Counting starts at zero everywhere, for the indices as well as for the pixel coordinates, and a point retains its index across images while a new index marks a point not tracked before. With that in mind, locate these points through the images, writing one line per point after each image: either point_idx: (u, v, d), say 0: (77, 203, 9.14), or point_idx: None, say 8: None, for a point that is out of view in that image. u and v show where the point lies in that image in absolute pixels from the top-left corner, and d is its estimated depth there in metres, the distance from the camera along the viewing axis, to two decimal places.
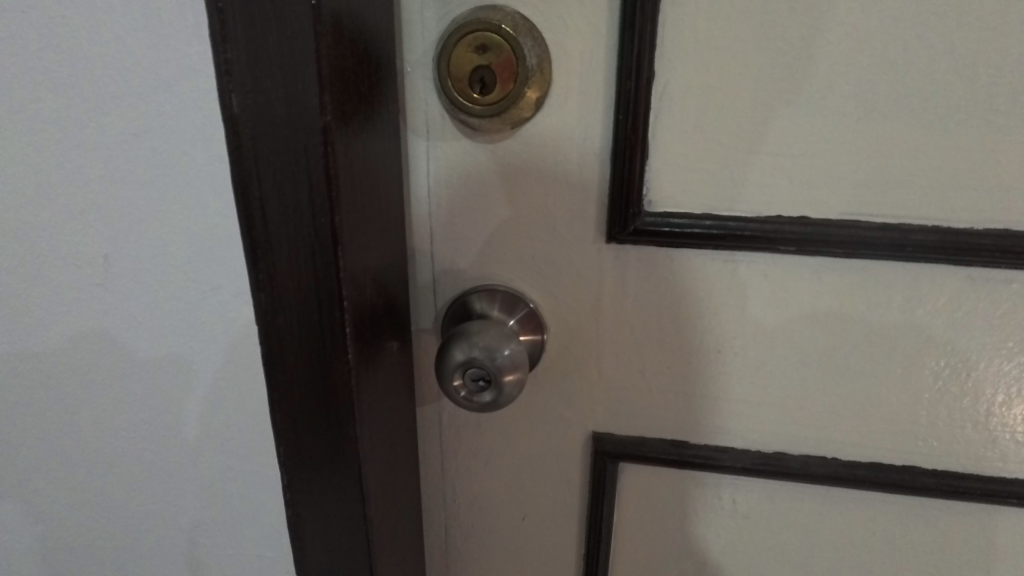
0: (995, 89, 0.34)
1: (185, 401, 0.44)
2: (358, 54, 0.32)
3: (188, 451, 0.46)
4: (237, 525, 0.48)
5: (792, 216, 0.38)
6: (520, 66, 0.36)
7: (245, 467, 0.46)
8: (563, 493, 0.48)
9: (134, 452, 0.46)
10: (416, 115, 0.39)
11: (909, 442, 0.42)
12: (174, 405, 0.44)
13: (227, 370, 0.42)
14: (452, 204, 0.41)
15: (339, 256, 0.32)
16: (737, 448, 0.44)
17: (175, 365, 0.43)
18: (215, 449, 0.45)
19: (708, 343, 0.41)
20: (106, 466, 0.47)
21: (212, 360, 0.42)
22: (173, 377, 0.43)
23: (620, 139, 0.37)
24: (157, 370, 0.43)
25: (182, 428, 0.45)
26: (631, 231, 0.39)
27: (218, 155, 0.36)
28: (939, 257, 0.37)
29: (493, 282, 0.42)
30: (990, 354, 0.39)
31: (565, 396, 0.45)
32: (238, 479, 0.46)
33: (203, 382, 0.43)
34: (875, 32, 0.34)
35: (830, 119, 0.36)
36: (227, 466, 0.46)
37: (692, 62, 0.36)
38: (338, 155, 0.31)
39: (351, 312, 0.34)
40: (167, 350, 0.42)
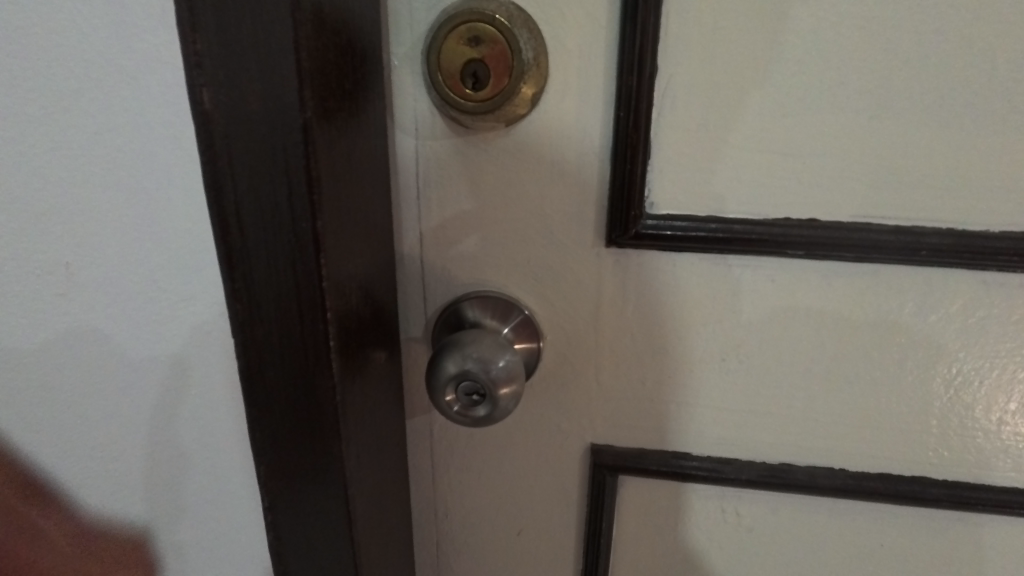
0: (1014, 86, 0.32)
1: (156, 417, 0.41)
2: (342, 46, 0.29)
3: (161, 469, 0.43)
4: (219, 544, 0.45)
5: (801, 219, 0.36)
6: (515, 59, 0.33)
7: (224, 485, 0.43)
8: (559, 507, 0.46)
9: (103, 471, 0.44)
10: (404, 111, 0.36)
11: (919, 452, 0.40)
12: (145, 421, 0.42)
13: (204, 384, 0.40)
14: (442, 206, 0.38)
15: (322, 264, 0.30)
16: (741, 460, 0.42)
17: (144, 379, 0.40)
18: (190, 466, 0.43)
19: (712, 351, 0.40)
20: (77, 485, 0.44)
21: (187, 374, 0.40)
22: (146, 391, 0.41)
23: (621, 138, 0.35)
24: (125, 385, 0.41)
25: (154, 445, 0.42)
26: (632, 235, 0.37)
27: (189, 155, 0.34)
28: (953, 261, 0.35)
29: (486, 289, 0.40)
30: (1003, 360, 0.38)
31: (561, 407, 0.43)
32: (217, 497, 0.44)
33: (175, 397, 0.40)
34: (890, 25, 0.32)
35: (842, 117, 0.34)
36: (205, 484, 0.43)
37: (697, 54, 0.34)
38: (319, 154, 0.28)
39: (335, 324, 0.32)
40: (136, 364, 0.40)
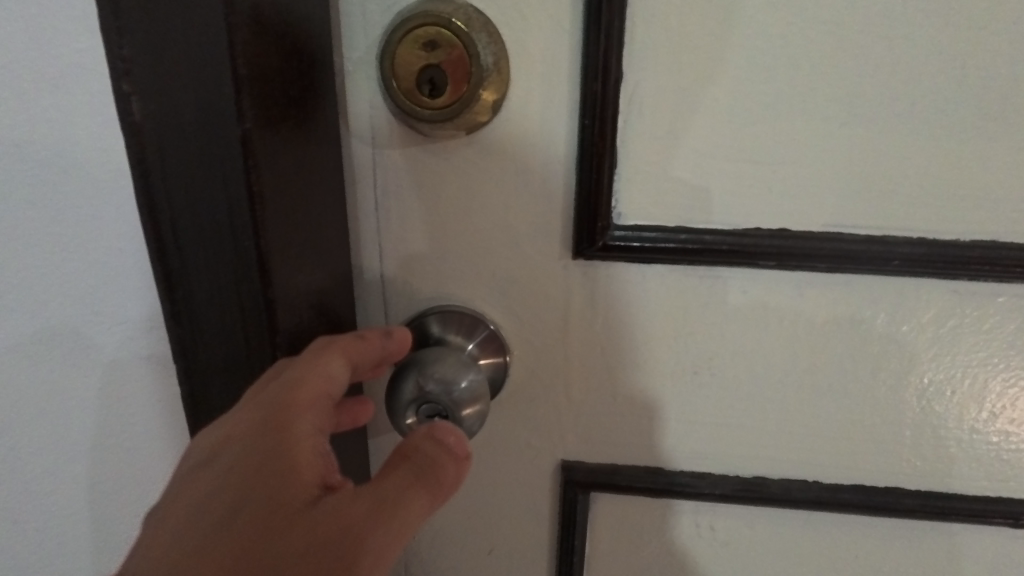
0: (984, 92, 0.32)
1: (84, 435, 0.40)
2: (285, 52, 0.27)
3: (82, 474, 0.42)
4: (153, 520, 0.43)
5: (773, 229, 0.35)
6: (473, 65, 0.31)
7: (142, 482, 0.42)
8: (531, 524, 0.44)
9: (30, 477, 0.42)
10: (359, 119, 0.35)
11: (893, 463, 0.40)
12: (67, 435, 0.41)
13: (141, 405, 0.39)
14: (403, 218, 0.37)
15: (267, 285, 0.28)
16: (716, 474, 0.41)
17: (73, 399, 0.39)
18: (113, 465, 0.41)
19: (684, 364, 0.39)
20: (21, 491, 0.43)
21: (118, 395, 0.39)
22: (78, 409, 0.40)
23: (586, 147, 0.34)
24: (51, 404, 0.40)
25: (76, 457, 0.41)
26: (600, 247, 0.36)
27: (118, 169, 0.33)
28: (925, 271, 0.35)
29: (450, 303, 0.39)
30: (974, 369, 0.37)
31: (531, 425, 0.41)
32: (136, 485, 0.42)
33: (104, 412, 0.40)
34: (859, 29, 0.31)
35: (811, 123, 0.33)
36: (122, 480, 0.42)
37: (664, 60, 0.32)
38: (262, 168, 0.26)
39: (282, 347, 0.30)
40: (64, 386, 0.39)
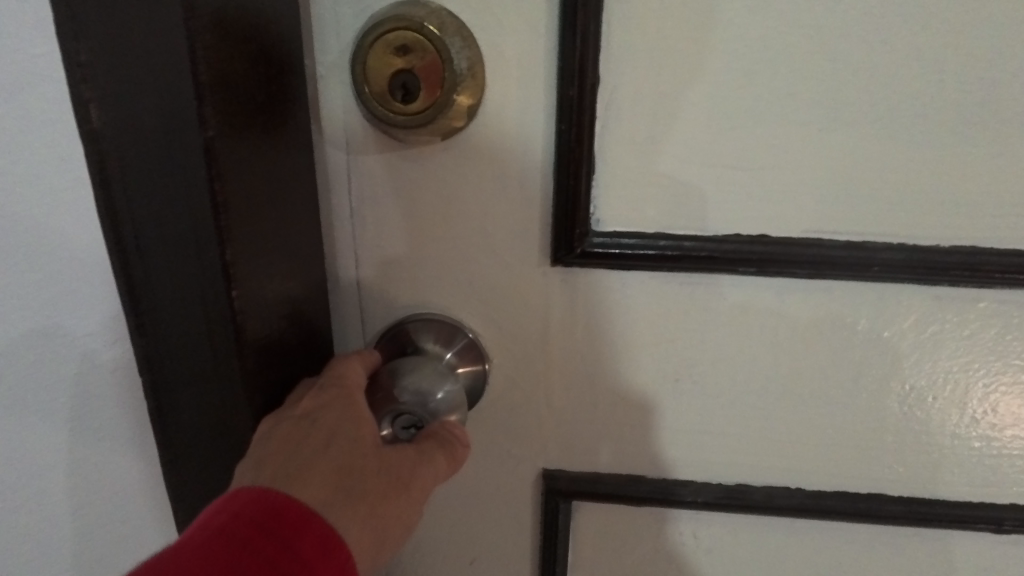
0: (962, 97, 0.32)
1: (48, 443, 0.39)
2: (252, 57, 0.26)
3: (46, 482, 0.41)
4: (119, 525, 0.42)
5: (753, 235, 0.34)
6: (446, 70, 0.31)
7: (108, 489, 0.41)
8: (512, 533, 0.44)
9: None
10: (332, 124, 0.34)
11: (875, 469, 0.39)
12: (30, 443, 0.39)
13: (108, 414, 0.38)
14: (378, 224, 0.36)
15: (234, 297, 0.27)
16: (698, 481, 0.41)
17: (36, 407, 0.38)
18: (78, 472, 0.40)
19: (665, 372, 0.38)
20: None
21: (83, 404, 0.38)
22: (40, 417, 0.38)
23: (564, 152, 0.33)
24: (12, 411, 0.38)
25: (40, 465, 0.40)
26: (578, 254, 0.35)
27: (78, 177, 0.32)
28: (905, 276, 0.35)
29: (428, 311, 0.38)
30: (956, 375, 0.37)
31: (511, 433, 0.41)
32: (102, 492, 0.41)
33: (70, 422, 0.39)
34: (836, 34, 0.31)
35: (789, 128, 0.33)
36: (89, 489, 0.41)
37: (641, 64, 0.32)
38: (227, 176, 0.26)
39: (252, 360, 0.29)
40: (26, 394, 0.38)
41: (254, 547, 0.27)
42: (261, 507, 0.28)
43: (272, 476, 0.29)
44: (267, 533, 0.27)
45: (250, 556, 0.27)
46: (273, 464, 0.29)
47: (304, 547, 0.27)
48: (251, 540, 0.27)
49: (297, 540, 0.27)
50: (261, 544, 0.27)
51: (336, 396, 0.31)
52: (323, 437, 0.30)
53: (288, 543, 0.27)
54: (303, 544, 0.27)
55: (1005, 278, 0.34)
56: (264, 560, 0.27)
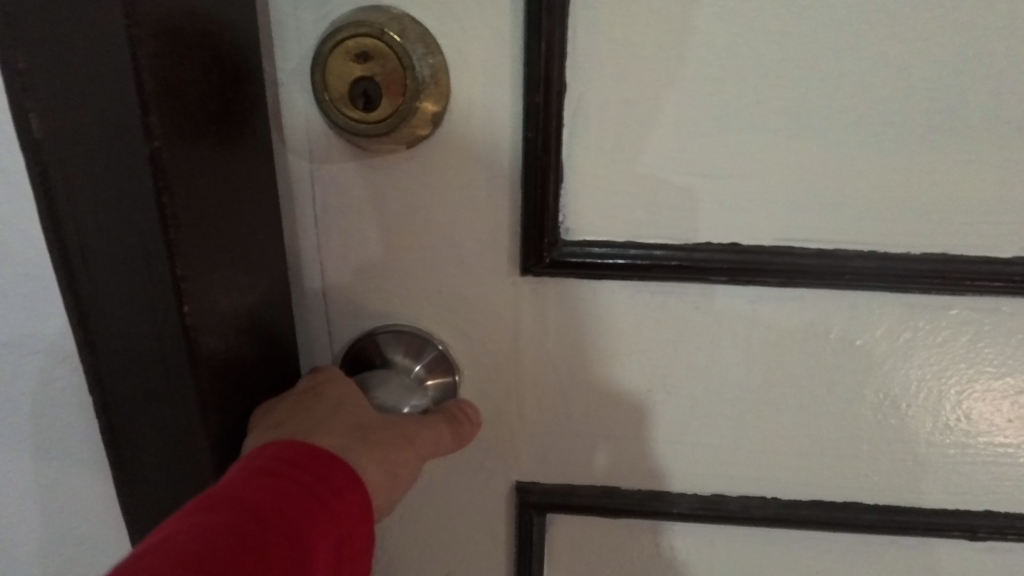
0: (930, 104, 0.31)
1: (5, 456, 0.38)
2: (203, 65, 0.26)
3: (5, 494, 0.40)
4: (78, 542, 0.41)
5: (723, 243, 0.34)
6: (409, 77, 0.30)
7: (66, 504, 0.40)
8: (486, 547, 0.43)
9: None
10: (295, 133, 0.33)
11: (850, 478, 0.39)
12: None
13: (63, 428, 0.37)
14: (344, 234, 0.35)
15: (185, 312, 0.26)
16: (674, 492, 0.40)
17: None
18: (36, 486, 0.39)
19: (638, 382, 0.38)
20: None
21: (39, 418, 0.37)
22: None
23: (531, 161, 0.33)
24: None
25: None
26: (548, 264, 0.35)
27: (22, 189, 0.31)
28: (877, 285, 0.34)
29: (396, 323, 0.37)
30: (930, 383, 0.37)
31: (483, 446, 0.40)
32: (60, 507, 0.40)
33: (26, 435, 0.37)
34: (803, 41, 0.31)
35: (758, 135, 0.32)
36: (47, 504, 0.40)
37: (608, 71, 0.31)
38: (177, 188, 0.25)
39: (207, 377, 0.28)
40: None
41: (293, 478, 0.28)
42: (294, 451, 0.29)
43: (291, 431, 0.30)
44: (304, 465, 0.28)
45: (291, 484, 0.27)
46: (293, 421, 0.30)
47: (337, 479, 0.28)
48: (289, 471, 0.28)
49: (330, 472, 0.28)
50: (299, 475, 0.28)
51: (333, 377, 0.33)
52: (334, 401, 0.32)
53: (323, 474, 0.28)
54: (335, 476, 0.29)
55: (974, 285, 0.34)
56: (303, 489, 0.27)
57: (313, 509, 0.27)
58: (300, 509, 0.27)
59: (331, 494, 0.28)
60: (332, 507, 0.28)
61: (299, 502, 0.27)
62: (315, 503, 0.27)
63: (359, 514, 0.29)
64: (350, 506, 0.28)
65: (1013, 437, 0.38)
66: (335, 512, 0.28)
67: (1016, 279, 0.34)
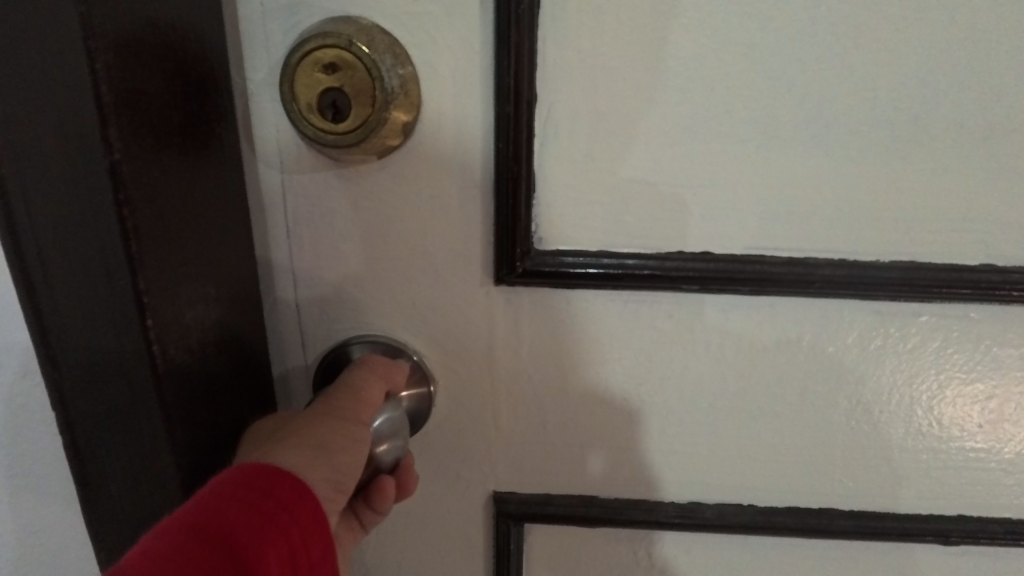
0: (896, 114, 0.32)
1: None
2: (166, 77, 0.25)
3: None
4: (45, 558, 0.40)
5: (694, 251, 0.34)
6: (377, 87, 0.30)
7: (32, 519, 0.39)
8: (464, 558, 0.43)
9: None
10: (265, 143, 0.33)
11: (825, 484, 0.39)
12: None
13: (30, 443, 0.36)
14: (315, 245, 0.35)
15: (148, 326, 0.26)
16: (651, 501, 0.40)
17: None
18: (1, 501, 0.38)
19: (613, 391, 0.38)
20: None
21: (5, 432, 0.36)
22: None
23: (502, 171, 0.33)
24: None
25: None
26: (520, 273, 0.34)
27: None
28: (847, 292, 0.35)
29: (370, 333, 0.37)
30: (902, 389, 0.37)
31: (460, 455, 0.40)
32: (26, 523, 0.39)
33: None
34: (770, 52, 0.31)
35: (727, 145, 0.32)
36: (14, 520, 0.39)
37: (579, 81, 0.32)
38: (137, 201, 0.24)
39: (171, 392, 0.28)
40: None
41: (239, 499, 0.27)
42: (238, 472, 0.29)
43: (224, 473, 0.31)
44: (248, 484, 0.28)
45: (237, 505, 0.27)
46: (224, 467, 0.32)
47: (283, 493, 0.29)
48: (235, 492, 0.28)
49: (275, 487, 0.29)
50: (244, 494, 0.28)
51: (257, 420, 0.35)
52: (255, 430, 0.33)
53: (269, 492, 0.28)
54: (281, 491, 0.29)
55: (943, 292, 0.34)
56: (250, 508, 0.27)
57: (260, 527, 0.27)
58: (246, 529, 0.27)
59: (278, 509, 0.28)
60: (279, 522, 0.28)
61: (244, 522, 0.27)
62: (261, 521, 0.27)
63: (309, 523, 0.29)
64: (299, 516, 0.29)
65: (983, 441, 0.38)
66: (285, 525, 0.28)
67: (983, 286, 0.34)
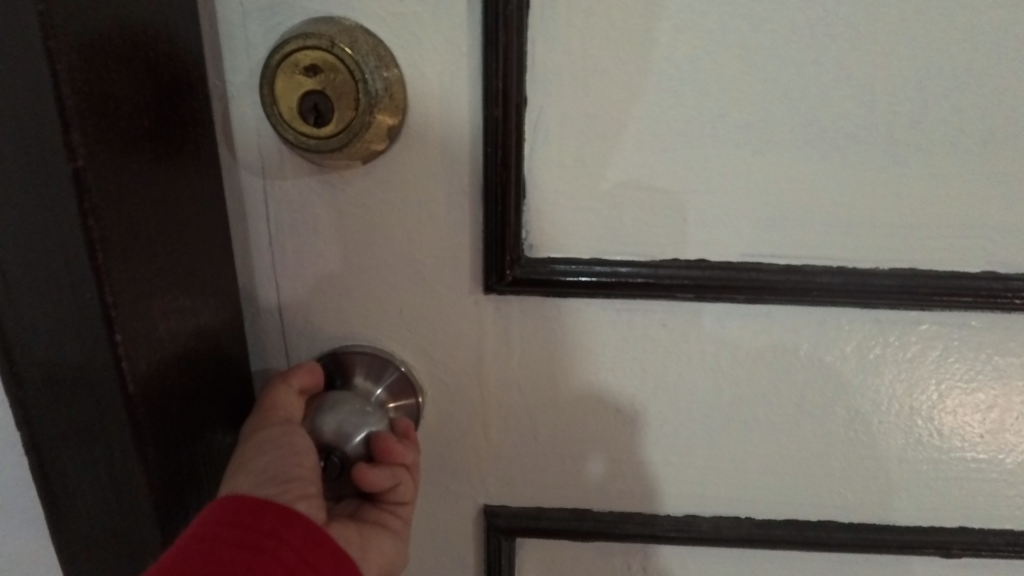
0: (896, 118, 0.31)
1: None
2: (136, 78, 0.24)
3: None
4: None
5: (689, 259, 0.33)
6: (361, 90, 0.28)
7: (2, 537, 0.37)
8: (455, 573, 0.42)
9: None
10: (246, 149, 0.32)
11: (823, 496, 0.38)
12: None
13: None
14: (298, 252, 0.34)
15: (117, 343, 0.25)
16: (645, 514, 0.39)
17: None
18: None
19: (606, 402, 0.36)
20: None
21: None
22: None
23: (491, 177, 0.32)
24: None
25: None
26: (510, 281, 0.33)
27: None
28: (845, 300, 0.34)
29: (355, 343, 0.36)
30: (901, 399, 0.36)
31: (449, 468, 0.38)
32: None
33: None
34: (767, 54, 0.30)
35: (722, 149, 0.32)
36: None
37: (570, 85, 0.31)
38: (102, 208, 0.23)
39: (142, 410, 0.27)
40: None
41: (221, 538, 0.28)
42: (216, 511, 0.29)
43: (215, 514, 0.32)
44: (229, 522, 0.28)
45: (221, 544, 0.28)
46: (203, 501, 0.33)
47: (267, 521, 0.29)
48: (218, 531, 0.28)
49: (257, 517, 0.29)
50: (226, 532, 0.28)
51: None
52: None
53: (251, 524, 0.29)
54: (265, 520, 0.29)
55: (943, 300, 0.34)
56: (236, 545, 0.28)
57: (249, 560, 0.28)
58: (237, 564, 0.28)
59: (265, 539, 0.29)
60: (270, 550, 0.28)
61: (232, 560, 0.28)
62: (249, 553, 0.28)
63: (303, 541, 0.29)
64: (290, 538, 0.29)
65: (984, 452, 0.37)
66: (276, 550, 0.28)
67: (984, 294, 0.33)
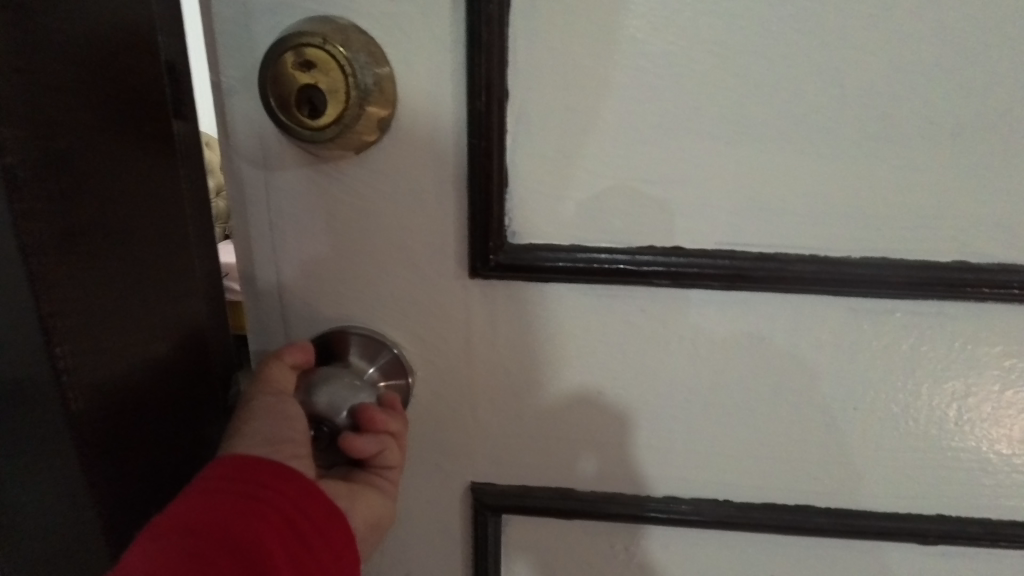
0: (865, 111, 0.32)
1: None
2: (69, 82, 0.28)
3: None
4: None
5: (666, 247, 0.35)
6: (353, 85, 0.30)
7: None
8: (445, 546, 0.43)
9: None
10: (248, 139, 0.34)
11: (801, 480, 0.39)
12: None
13: None
14: (297, 237, 0.36)
15: (44, 316, 0.28)
16: (627, 495, 0.41)
17: None
18: None
19: (587, 384, 0.38)
20: None
21: None
22: None
23: (475, 167, 0.33)
24: None
25: None
26: (494, 266, 0.35)
27: None
28: (818, 288, 0.35)
29: (350, 324, 0.38)
30: (878, 387, 0.37)
31: (439, 445, 0.40)
32: None
33: None
34: (737, 50, 0.31)
35: (696, 141, 0.33)
36: None
37: (549, 80, 0.32)
38: (26, 194, 0.27)
39: (72, 379, 0.30)
40: None
41: (222, 490, 0.30)
42: (217, 468, 0.32)
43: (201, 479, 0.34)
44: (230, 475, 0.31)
45: (222, 494, 0.30)
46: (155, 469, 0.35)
47: (265, 475, 0.32)
48: (219, 484, 0.31)
49: (256, 472, 0.32)
50: (226, 485, 0.31)
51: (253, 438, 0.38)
52: None
53: (250, 478, 0.31)
54: (263, 475, 0.32)
55: (916, 289, 0.34)
56: (236, 495, 0.30)
57: (249, 509, 0.30)
58: (237, 512, 0.30)
59: (263, 490, 0.31)
60: (269, 499, 0.31)
61: (233, 508, 0.30)
62: (249, 503, 0.30)
63: (299, 493, 0.32)
64: (287, 490, 0.32)
65: (961, 440, 0.38)
66: (274, 500, 0.31)
67: (956, 284, 0.34)
